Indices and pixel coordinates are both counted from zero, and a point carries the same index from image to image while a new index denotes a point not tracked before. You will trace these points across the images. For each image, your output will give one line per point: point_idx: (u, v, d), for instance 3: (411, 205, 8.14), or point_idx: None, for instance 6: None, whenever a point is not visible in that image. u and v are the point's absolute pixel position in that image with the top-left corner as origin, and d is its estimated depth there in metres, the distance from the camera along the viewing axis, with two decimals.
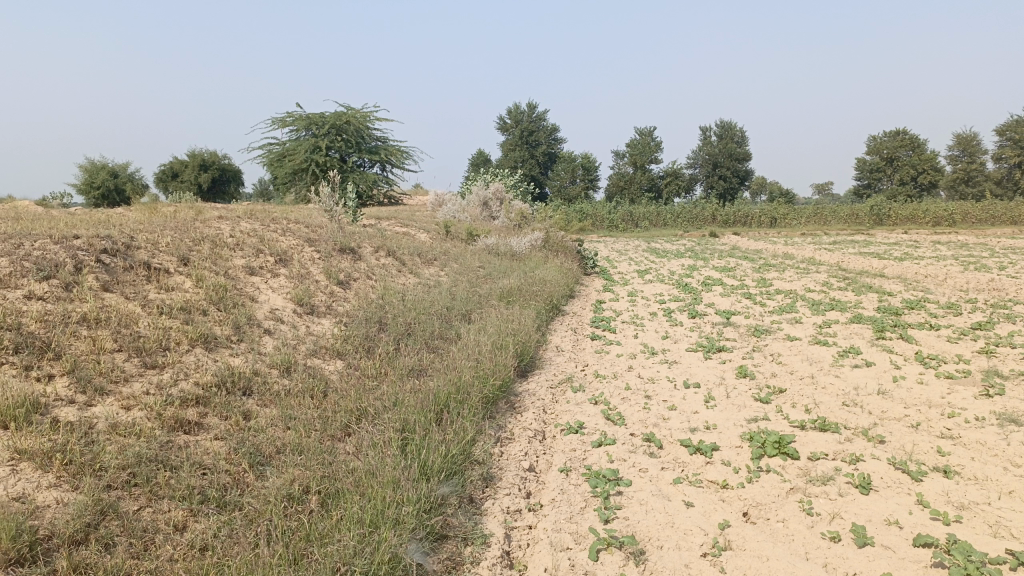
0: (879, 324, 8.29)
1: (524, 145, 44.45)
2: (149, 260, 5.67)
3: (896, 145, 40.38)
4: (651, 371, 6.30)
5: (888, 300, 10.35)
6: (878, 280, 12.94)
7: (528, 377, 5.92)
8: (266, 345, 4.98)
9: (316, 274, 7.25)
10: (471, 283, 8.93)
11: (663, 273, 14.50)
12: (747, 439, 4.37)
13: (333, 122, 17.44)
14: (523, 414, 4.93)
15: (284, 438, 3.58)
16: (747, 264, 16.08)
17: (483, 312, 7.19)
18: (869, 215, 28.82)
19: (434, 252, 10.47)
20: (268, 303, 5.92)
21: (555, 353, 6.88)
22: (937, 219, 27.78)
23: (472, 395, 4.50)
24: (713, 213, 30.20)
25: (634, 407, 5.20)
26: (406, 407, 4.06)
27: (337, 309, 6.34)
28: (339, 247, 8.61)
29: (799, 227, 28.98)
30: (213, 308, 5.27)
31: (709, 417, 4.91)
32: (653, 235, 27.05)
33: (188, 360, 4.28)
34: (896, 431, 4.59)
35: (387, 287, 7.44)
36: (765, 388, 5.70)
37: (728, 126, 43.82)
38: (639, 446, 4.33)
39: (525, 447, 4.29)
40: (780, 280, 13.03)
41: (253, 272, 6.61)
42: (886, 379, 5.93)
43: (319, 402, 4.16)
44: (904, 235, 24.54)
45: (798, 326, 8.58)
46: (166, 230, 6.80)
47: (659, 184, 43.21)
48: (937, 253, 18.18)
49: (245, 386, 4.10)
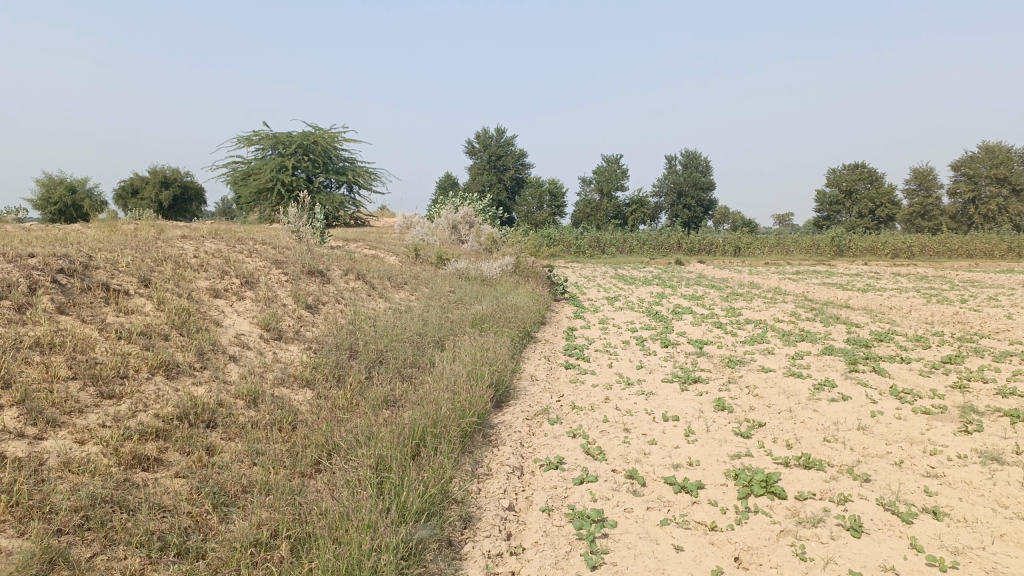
0: (851, 356, 8.29)
1: (491, 169, 44.51)
2: (108, 281, 5.41)
3: (855, 178, 41.26)
4: (628, 402, 6.17)
5: (856, 332, 10.39)
6: (845, 311, 13.03)
7: (503, 408, 5.74)
8: (231, 373, 4.74)
9: (284, 297, 7.01)
10: (442, 309, 8.75)
11: (633, 300, 14.46)
12: (733, 477, 4.25)
13: (300, 143, 17.22)
14: (500, 448, 4.75)
15: (250, 477, 3.36)
16: (715, 292, 16.13)
17: (457, 339, 7.01)
18: (830, 246, 29.29)
19: (404, 276, 10.28)
20: (233, 327, 5.68)
21: (529, 382, 6.72)
22: (895, 251, 28.33)
23: (448, 428, 4.32)
24: (679, 241, 30.41)
25: (614, 441, 5.06)
26: (380, 440, 3.86)
27: (305, 335, 6.11)
28: (308, 269, 8.37)
29: (762, 256, 29.32)
30: (175, 332, 5.03)
31: (691, 453, 4.79)
32: (619, 261, 27.12)
33: (148, 388, 4.04)
34: (880, 469, 4.51)
35: (357, 312, 7.23)
36: (745, 422, 5.60)
37: (693, 155, 44.49)
38: (622, 484, 4.18)
39: (503, 483, 4.11)
40: (749, 310, 13.06)
41: (217, 294, 6.36)
42: (865, 413, 5.87)
43: (288, 435, 3.93)
44: (865, 266, 24.97)
45: (771, 357, 8.54)
46: (127, 249, 6.54)
47: (624, 211, 43.58)
48: (899, 285, 18.45)
49: (208, 418, 3.87)
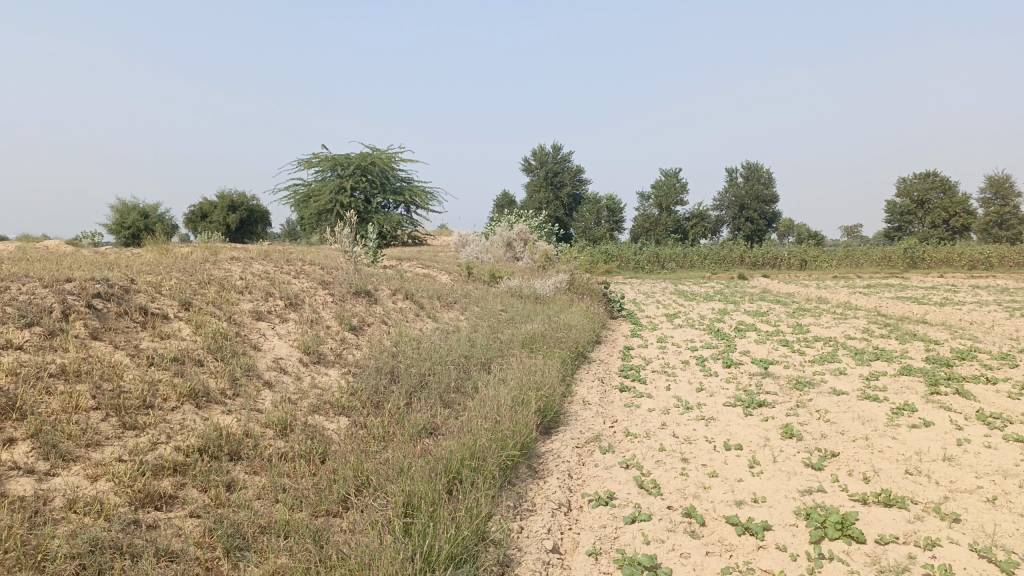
0: (930, 377, 7.67)
1: (549, 186, 44.32)
2: (147, 305, 5.30)
3: (927, 187, 39.62)
4: (687, 429, 5.76)
5: (935, 349, 9.70)
6: (922, 326, 12.24)
7: (552, 436, 5.41)
8: (264, 400, 4.53)
9: (328, 318, 6.85)
10: (492, 329, 8.49)
11: (692, 317, 13.96)
12: (803, 517, 3.82)
13: (358, 164, 17.22)
14: (547, 481, 4.42)
15: (269, 515, 3.11)
16: (780, 308, 15.47)
17: (505, 361, 6.72)
18: (902, 258, 28.05)
19: (455, 295, 10.06)
20: (272, 351, 5.50)
21: (581, 406, 6.36)
22: (972, 262, 26.88)
23: (489, 460, 4.01)
24: (741, 255, 29.55)
25: (670, 472, 4.67)
26: (412, 475, 3.57)
27: (347, 358, 5.89)
28: (355, 289, 8.21)
29: (829, 270, 28.23)
30: (210, 357, 4.86)
31: (756, 488, 4.37)
32: (680, 277, 26.49)
33: (174, 419, 3.85)
34: (971, 507, 4.01)
35: (402, 333, 7.00)
36: (815, 452, 5.14)
37: (754, 167, 43.55)
38: (678, 523, 3.80)
39: (547, 521, 3.78)
40: (817, 326, 12.41)
41: (260, 317, 6.22)
42: (949, 442, 5.33)
43: (315, 469, 3.69)
44: (940, 279, 23.73)
45: (842, 378, 7.97)
46: (173, 272, 6.46)
47: (684, 225, 42.81)
48: (978, 299, 17.39)
49: (232, 449, 3.65)
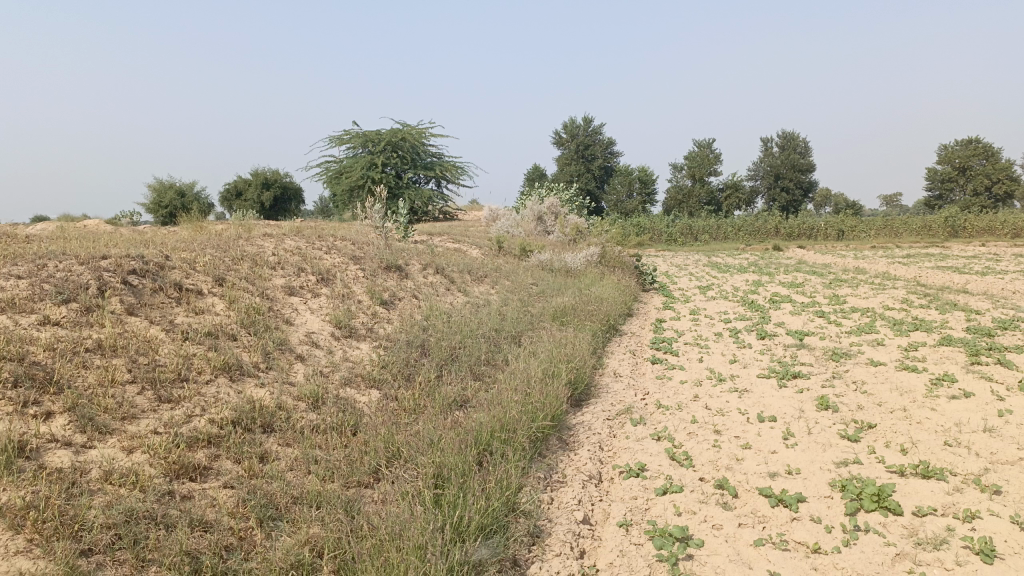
0: (971, 347, 7.49)
1: (580, 159, 43.97)
2: (181, 281, 5.37)
3: (969, 154, 38.54)
4: (720, 401, 5.70)
5: (976, 320, 9.47)
6: (963, 296, 11.96)
7: (583, 408, 5.40)
8: (296, 373, 4.57)
9: (360, 293, 6.88)
10: (523, 302, 8.47)
11: (726, 289, 13.80)
12: (839, 489, 3.76)
13: (388, 139, 17.26)
14: (578, 453, 4.41)
15: (302, 486, 3.15)
16: (816, 279, 15.22)
17: (535, 335, 6.70)
18: (943, 227, 27.38)
19: (486, 269, 10.05)
20: (304, 325, 5.54)
21: (612, 379, 6.34)
22: (1016, 230, 26.15)
23: (519, 432, 4.01)
24: (777, 226, 29.08)
25: (703, 444, 4.63)
26: (442, 447, 3.58)
27: (378, 332, 5.92)
28: (385, 265, 8.23)
29: (867, 240, 27.67)
30: (243, 331, 4.91)
31: (791, 460, 4.31)
32: (713, 249, 26.19)
33: (208, 392, 3.90)
34: (1013, 479, 3.91)
35: (433, 307, 7.02)
36: (852, 424, 5.06)
37: (790, 136, 42.71)
38: (711, 495, 3.77)
39: (578, 493, 3.78)
40: (854, 297, 12.20)
41: (293, 292, 6.27)
42: (990, 412, 5.21)
43: (347, 441, 3.72)
44: (982, 248, 23.13)
45: (880, 349, 7.83)
46: (206, 249, 6.53)
47: (718, 197, 42.24)
48: (1022, 267, 16.94)
49: (265, 421, 3.69)
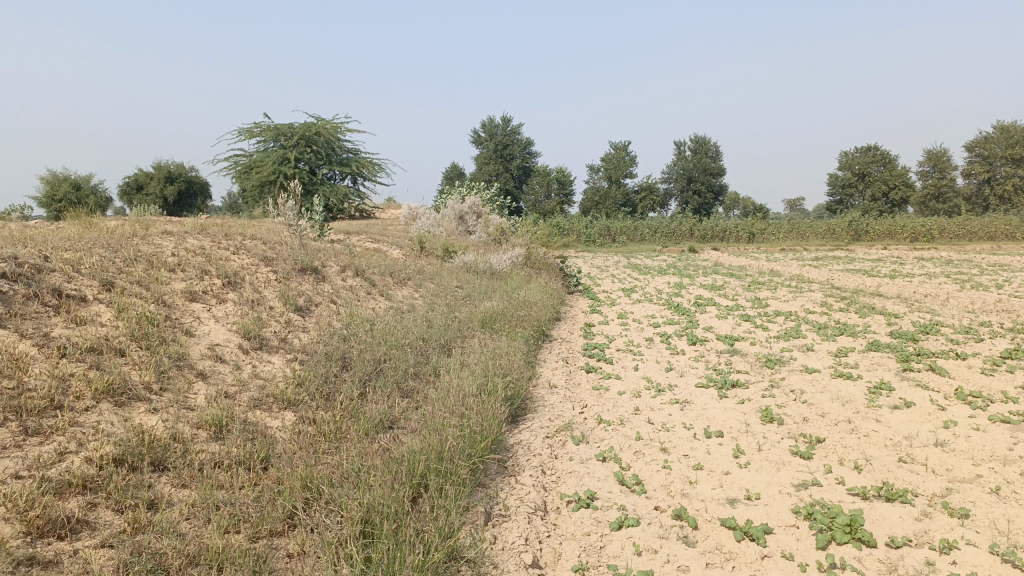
0: (901, 352, 7.46)
1: (498, 158, 43.69)
2: (61, 287, 4.67)
3: (868, 161, 40.13)
4: (662, 415, 5.39)
5: (898, 324, 9.54)
6: (879, 300, 12.17)
7: (519, 425, 4.98)
8: (197, 393, 3.97)
9: (271, 298, 6.27)
10: (449, 307, 8.01)
11: (650, 291, 13.69)
12: (804, 517, 3.47)
13: (302, 133, 16.47)
14: (520, 479, 3.99)
15: (200, 542, 2.61)
16: (736, 281, 15.33)
17: (465, 344, 6.24)
18: (847, 230, 28.36)
19: (409, 271, 9.53)
20: (207, 337, 4.91)
21: (547, 391, 5.95)
22: (914, 234, 27.31)
23: (457, 462, 3.55)
24: (691, 228, 29.44)
25: (652, 466, 4.29)
26: (370, 485, 3.08)
27: (292, 343, 5.34)
28: (300, 266, 7.60)
29: (777, 242, 28.35)
30: (135, 345, 4.27)
31: (747, 482, 4.01)
32: (631, 250, 26.29)
33: (87, 422, 3.28)
34: (978, 500, 3.70)
35: (353, 313, 6.47)
36: (801, 438, 4.82)
37: (703, 140, 43.67)
38: (670, 528, 3.41)
39: (523, 529, 3.36)
40: (776, 300, 12.24)
41: (195, 297, 5.61)
42: (936, 424, 5.05)
43: (258, 478, 3.18)
44: (885, 251, 24.03)
45: (812, 355, 7.72)
46: (94, 249, 5.80)
47: (634, 198, 42.75)
48: (926, 270, 17.55)
49: (155, 457, 3.11)
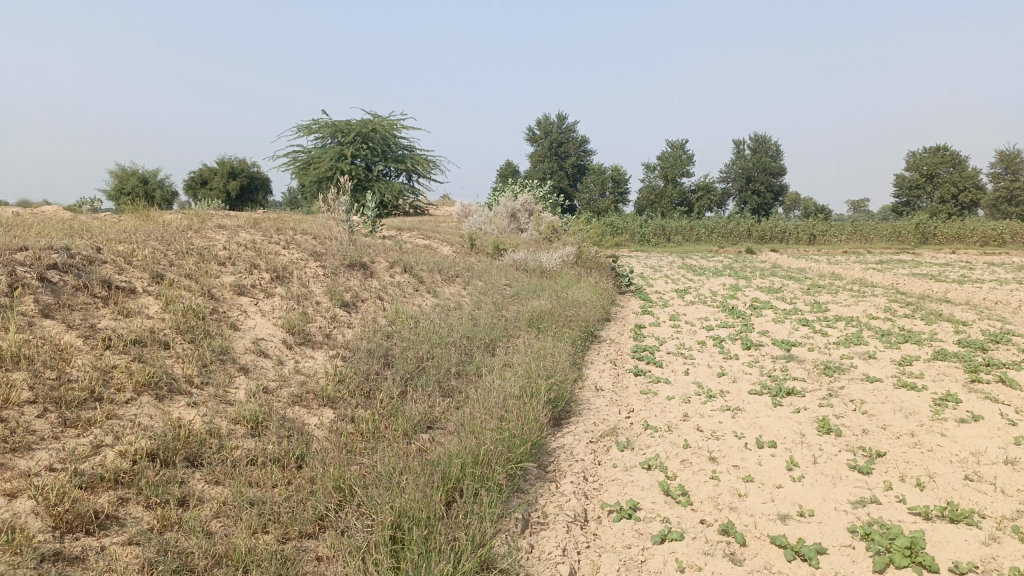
0: (969, 362, 7.08)
1: (554, 156, 43.51)
2: (112, 278, 4.72)
3: (937, 162, 38.71)
4: (713, 422, 5.20)
5: (966, 332, 9.09)
6: (946, 306, 11.64)
7: (562, 429, 4.85)
8: (237, 388, 3.95)
9: (318, 293, 6.26)
10: (496, 306, 7.92)
11: (704, 292, 13.39)
12: (861, 537, 3.27)
13: (359, 130, 16.62)
14: (560, 486, 3.87)
15: (228, 542, 2.56)
16: (794, 284, 14.90)
17: (510, 344, 6.14)
18: (913, 233, 27.36)
19: (458, 269, 9.48)
20: (252, 331, 4.91)
21: (594, 394, 5.80)
22: (984, 238, 26.21)
23: (494, 467, 3.44)
24: (749, 229, 28.81)
25: (699, 476, 4.11)
26: (403, 488, 3.00)
27: (336, 338, 5.31)
28: (349, 262, 7.61)
29: (839, 244, 27.54)
30: (179, 338, 4.27)
31: (800, 497, 3.81)
32: (686, 251, 25.87)
33: (126, 415, 3.28)
34: None
35: (399, 310, 6.43)
36: (859, 451, 4.58)
37: (762, 139, 42.73)
38: (717, 544, 3.25)
39: (561, 539, 3.24)
40: (836, 304, 11.82)
41: (242, 291, 5.64)
42: (1006, 441, 4.75)
43: (291, 477, 3.13)
44: (953, 255, 23.12)
45: (873, 363, 7.39)
46: (148, 241, 5.88)
47: (690, 198, 42.08)
48: (997, 275, 16.77)
49: (190, 453, 3.08)
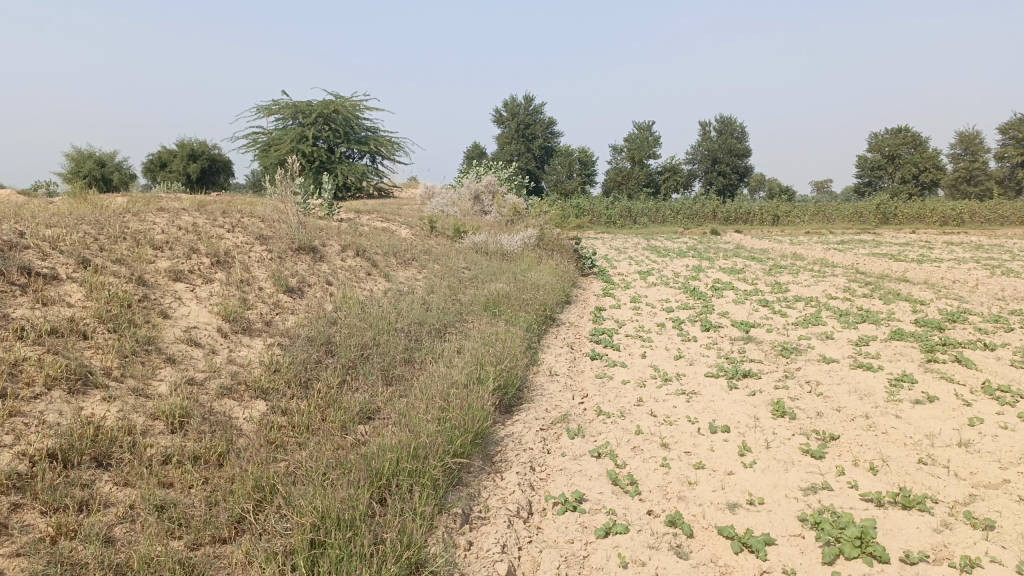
0: (925, 342, 7.06)
1: (520, 138, 43.20)
2: (32, 265, 4.44)
3: (898, 143, 39.14)
4: (666, 407, 5.08)
5: (923, 311, 9.10)
6: (905, 285, 11.70)
7: (512, 417, 4.70)
8: (162, 380, 3.72)
9: (262, 279, 6.02)
10: (452, 289, 7.73)
11: (667, 274, 13.31)
12: (811, 526, 3.16)
13: (320, 111, 16.23)
14: (505, 477, 3.71)
15: (131, 550, 2.37)
16: (756, 265, 14.88)
17: (462, 330, 5.96)
18: (874, 213, 27.62)
19: (414, 252, 9.26)
20: (185, 319, 4.66)
21: (547, 379, 5.65)
22: (944, 218, 26.56)
23: (432, 460, 3.26)
24: (714, 210, 28.87)
25: (649, 464, 3.99)
26: (328, 487, 2.80)
27: (277, 326, 5.08)
28: (297, 245, 7.35)
29: (802, 225, 27.74)
30: (101, 327, 4.02)
31: (751, 484, 3.70)
32: (652, 232, 25.86)
33: (32, 412, 3.04)
34: (1006, 510, 3.35)
35: (347, 295, 6.21)
36: (813, 435, 4.49)
37: (728, 121, 42.86)
38: (662, 536, 3.12)
39: (500, 535, 3.08)
40: (797, 285, 11.80)
41: (179, 276, 5.37)
42: (960, 422, 4.69)
43: (210, 476, 2.93)
44: (913, 235, 23.37)
45: (830, 343, 7.34)
46: (79, 225, 5.58)
47: (656, 179, 42.10)
48: (954, 255, 16.95)
49: (98, 452, 2.87)
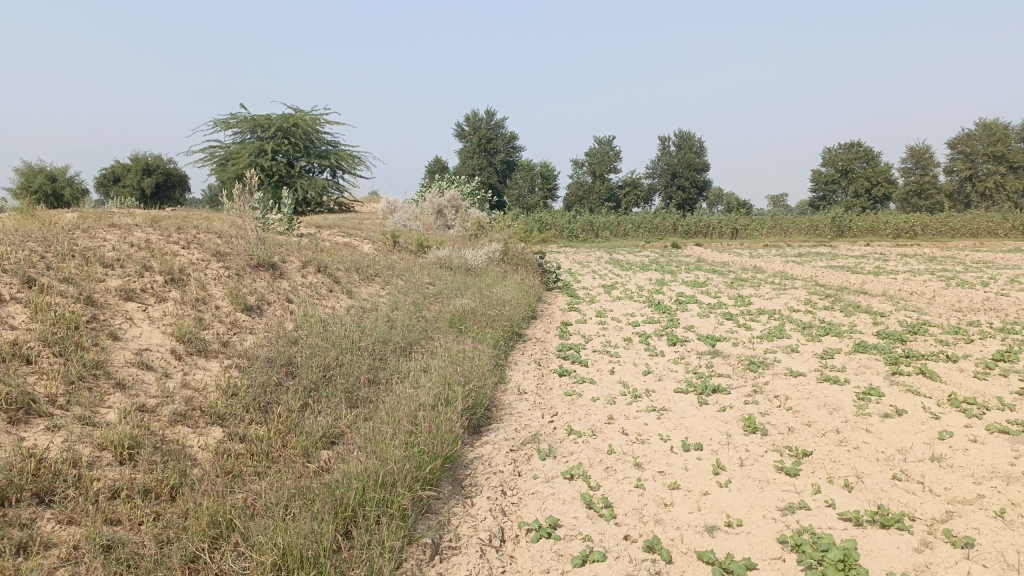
0: (890, 354, 7.09)
1: (482, 152, 43.16)
2: None
3: (851, 157, 39.99)
4: (638, 425, 4.99)
5: (885, 323, 9.19)
6: (864, 297, 11.84)
7: (481, 438, 4.56)
8: (111, 407, 3.51)
9: (219, 297, 5.80)
10: (416, 306, 7.57)
11: (631, 288, 13.31)
12: (791, 548, 3.08)
13: (280, 125, 15.96)
14: (475, 503, 3.57)
15: None
16: (718, 278, 14.96)
17: (428, 348, 5.81)
18: (830, 226, 28.10)
19: (377, 267, 9.08)
20: (137, 340, 4.44)
21: (516, 398, 5.52)
22: (897, 231, 27.13)
23: (400, 488, 3.11)
24: (675, 224, 29.10)
25: (623, 486, 3.88)
26: (289, 521, 2.64)
27: (235, 346, 4.88)
28: (256, 262, 7.13)
29: (760, 238, 28.09)
30: (46, 351, 3.79)
31: (728, 504, 3.62)
32: (614, 245, 25.95)
33: None
34: (983, 527, 3.32)
35: (308, 313, 6.02)
36: (786, 452, 4.44)
37: (687, 135, 43.38)
38: (641, 563, 3.01)
39: (473, 566, 2.94)
40: (759, 297, 11.87)
41: (131, 295, 5.14)
42: (930, 435, 4.68)
43: (162, 511, 2.74)
44: (868, 248, 23.82)
45: (796, 357, 7.34)
46: (24, 242, 5.31)
47: (617, 193, 42.36)
48: (909, 266, 17.26)
49: (40, 488, 2.67)
